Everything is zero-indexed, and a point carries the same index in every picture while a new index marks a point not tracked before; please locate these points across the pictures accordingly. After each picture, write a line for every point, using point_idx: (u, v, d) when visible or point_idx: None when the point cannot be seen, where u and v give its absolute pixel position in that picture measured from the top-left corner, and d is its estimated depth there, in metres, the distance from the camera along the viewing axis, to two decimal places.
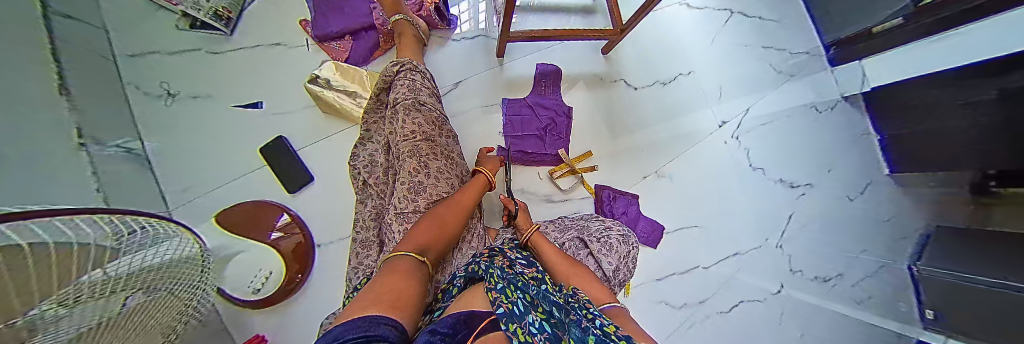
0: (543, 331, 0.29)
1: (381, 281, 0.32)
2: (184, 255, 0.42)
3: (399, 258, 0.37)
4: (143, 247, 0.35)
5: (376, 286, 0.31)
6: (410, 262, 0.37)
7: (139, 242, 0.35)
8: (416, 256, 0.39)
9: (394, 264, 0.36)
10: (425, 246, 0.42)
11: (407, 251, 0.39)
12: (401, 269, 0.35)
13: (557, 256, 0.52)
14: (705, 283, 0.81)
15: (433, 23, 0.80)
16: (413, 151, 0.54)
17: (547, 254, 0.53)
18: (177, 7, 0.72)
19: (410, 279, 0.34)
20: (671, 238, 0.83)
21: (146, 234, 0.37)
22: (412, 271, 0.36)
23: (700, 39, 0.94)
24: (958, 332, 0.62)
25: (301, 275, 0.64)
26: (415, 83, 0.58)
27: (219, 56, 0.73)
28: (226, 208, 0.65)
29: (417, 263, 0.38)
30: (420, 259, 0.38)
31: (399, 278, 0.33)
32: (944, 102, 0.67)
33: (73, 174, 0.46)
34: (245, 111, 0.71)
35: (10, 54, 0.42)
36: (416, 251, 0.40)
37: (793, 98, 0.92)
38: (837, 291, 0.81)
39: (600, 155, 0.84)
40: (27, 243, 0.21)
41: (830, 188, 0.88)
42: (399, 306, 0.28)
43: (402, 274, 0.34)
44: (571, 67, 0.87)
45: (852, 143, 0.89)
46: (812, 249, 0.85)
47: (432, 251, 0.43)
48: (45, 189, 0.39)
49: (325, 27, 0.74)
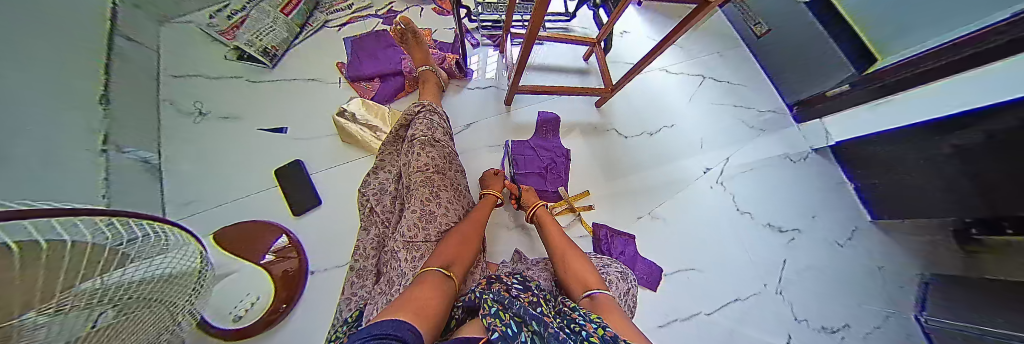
0: None
1: (414, 293, 0.36)
2: (183, 267, 0.41)
3: (429, 273, 0.41)
4: (150, 256, 0.34)
5: (409, 294, 0.35)
6: (437, 277, 0.41)
7: (154, 244, 0.35)
8: (442, 270, 0.42)
9: (423, 278, 0.40)
10: (451, 261, 0.45)
11: (435, 267, 0.43)
12: (431, 286, 0.39)
13: (556, 231, 0.64)
14: (708, 332, 0.78)
15: (452, 74, 0.92)
16: (424, 180, 0.57)
17: (549, 227, 0.66)
18: (231, 41, 0.82)
19: (436, 292, 0.38)
20: (670, 281, 0.82)
21: (157, 237, 0.36)
22: (438, 285, 0.39)
23: (679, 97, 1.07)
24: None
25: (285, 306, 0.60)
26: (433, 122, 0.64)
27: (255, 84, 0.81)
28: (224, 226, 0.65)
29: (444, 279, 0.41)
30: (446, 273, 0.42)
31: (429, 292, 0.37)
32: (911, 156, 0.78)
33: (76, 181, 0.48)
34: (268, 134, 0.76)
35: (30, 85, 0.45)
36: (444, 267, 0.43)
37: (769, 151, 1.02)
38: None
39: (598, 195, 0.88)
40: (18, 244, 0.21)
41: (819, 233, 0.92)
42: (422, 316, 0.32)
43: (429, 287, 0.38)
44: (570, 116, 0.98)
45: (833, 192, 0.97)
46: (813, 298, 0.84)
47: (459, 267, 0.46)
48: (43, 197, 0.40)
49: (357, 69, 0.84)
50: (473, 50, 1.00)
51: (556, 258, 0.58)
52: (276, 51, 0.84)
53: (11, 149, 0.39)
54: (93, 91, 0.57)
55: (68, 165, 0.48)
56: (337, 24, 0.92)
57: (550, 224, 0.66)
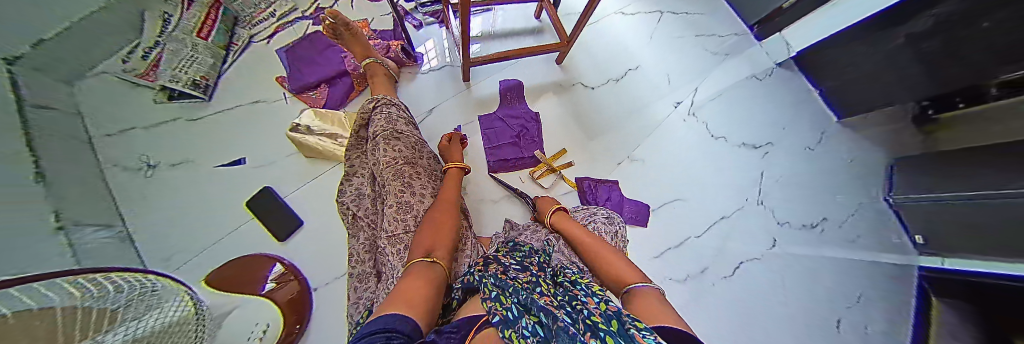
0: (535, 334, 0.29)
1: (403, 286, 0.36)
2: (157, 294, 0.42)
3: (415, 265, 0.41)
4: (102, 294, 0.35)
5: (397, 288, 0.36)
6: (424, 267, 0.41)
7: (86, 285, 0.36)
8: (428, 258, 0.43)
9: (411, 269, 0.40)
10: (435, 249, 0.46)
11: (420, 258, 0.43)
12: (419, 275, 0.39)
13: (577, 229, 0.58)
14: (699, 253, 0.83)
15: (401, 61, 0.88)
16: (395, 173, 0.56)
17: (569, 227, 0.60)
18: (154, 83, 0.73)
19: (425, 280, 0.38)
20: (657, 215, 0.87)
21: (80, 282, 0.36)
22: (427, 273, 0.40)
23: (639, 37, 1.08)
24: (947, 250, 0.68)
25: (300, 325, 0.61)
26: (392, 115, 0.62)
27: (197, 122, 0.76)
28: (216, 267, 0.62)
29: (431, 266, 0.42)
30: (432, 260, 0.43)
31: (418, 281, 0.38)
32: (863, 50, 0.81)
33: None
34: (227, 169, 0.73)
35: None
36: (427, 255, 0.44)
37: (736, 73, 1.06)
38: (827, 235, 0.83)
39: (575, 150, 0.90)
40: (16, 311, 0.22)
41: (791, 142, 0.96)
42: (412, 305, 0.33)
43: (417, 276, 0.39)
44: (531, 81, 0.96)
45: (799, 101, 1.01)
46: (795, 200, 0.89)
47: (444, 253, 0.47)
48: None
49: (299, 80, 0.83)
50: (417, 31, 0.95)
51: (586, 259, 0.52)
52: (207, 81, 0.80)
53: None
54: None
55: None
56: (264, 36, 0.90)
57: (569, 221, 0.62)
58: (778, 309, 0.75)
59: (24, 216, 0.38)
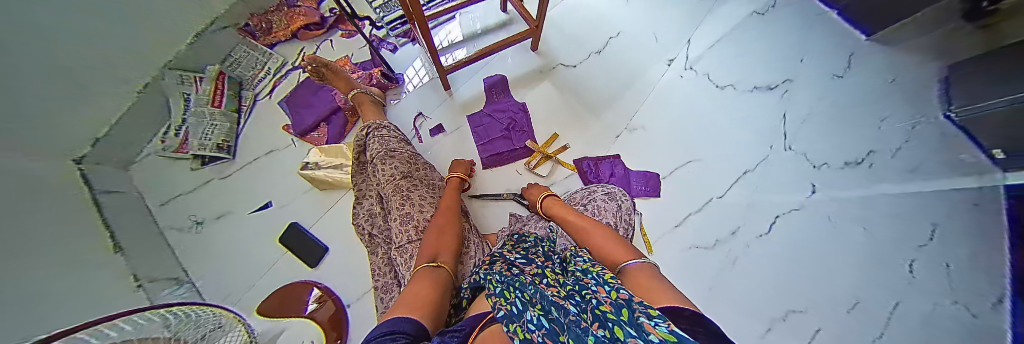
0: (539, 327, 0.28)
1: (409, 291, 0.39)
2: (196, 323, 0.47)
3: (420, 271, 0.44)
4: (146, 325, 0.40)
5: (403, 294, 0.38)
6: (429, 271, 0.43)
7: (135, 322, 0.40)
8: (433, 263, 0.45)
9: (417, 275, 0.42)
10: (437, 254, 0.48)
11: (425, 263, 0.45)
12: (423, 281, 0.41)
13: (572, 214, 0.59)
14: (726, 213, 0.78)
15: (385, 86, 0.93)
16: (396, 189, 0.60)
17: (564, 213, 0.60)
18: (189, 153, 0.84)
19: (429, 284, 0.40)
20: (671, 182, 0.83)
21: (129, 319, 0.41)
22: (431, 278, 0.42)
23: (616, 4, 1.06)
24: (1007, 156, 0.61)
25: (341, 340, 0.65)
26: (384, 137, 0.67)
27: (226, 179, 0.85)
28: (266, 297, 0.70)
29: (435, 270, 0.44)
30: (436, 264, 0.45)
31: (423, 285, 0.40)
32: None
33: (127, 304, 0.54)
34: (259, 214, 0.81)
35: None
36: (432, 260, 0.46)
37: (733, 14, 1.01)
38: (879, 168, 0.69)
39: (569, 133, 0.89)
40: None
41: (812, 73, 0.89)
42: (418, 309, 0.35)
43: (422, 282, 0.41)
44: (513, 71, 0.97)
45: (813, 27, 0.95)
46: (820, 137, 0.80)
47: (446, 255, 0.49)
48: None
49: (301, 123, 0.90)
50: (394, 54, 0.99)
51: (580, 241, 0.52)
52: (229, 143, 0.88)
53: None
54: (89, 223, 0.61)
55: None
56: (266, 94, 0.97)
57: (561, 207, 0.63)
58: (831, 263, 0.63)
59: (85, 280, 0.45)
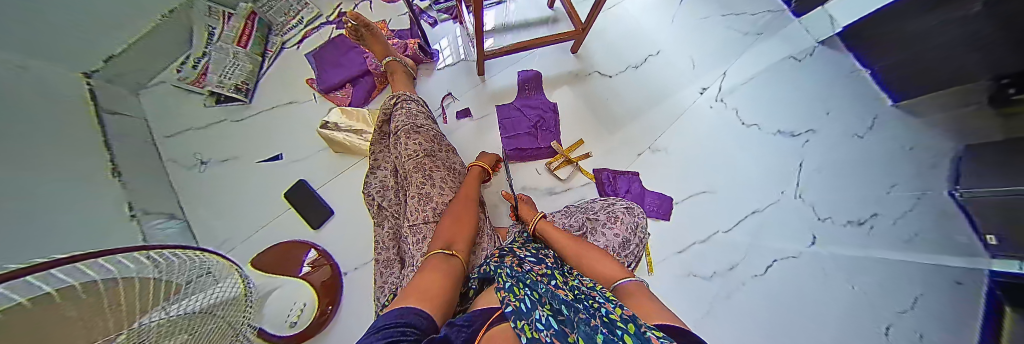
0: (549, 327, 0.29)
1: (420, 278, 0.38)
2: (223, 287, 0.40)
3: (433, 258, 0.43)
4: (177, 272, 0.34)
5: (414, 281, 0.37)
6: (442, 260, 0.43)
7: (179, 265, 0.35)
8: (447, 251, 0.44)
9: (429, 262, 0.42)
10: (452, 242, 0.47)
11: (439, 249, 0.45)
12: (436, 269, 0.41)
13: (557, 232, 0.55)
14: (730, 248, 0.79)
15: (419, 59, 0.91)
16: (416, 167, 0.59)
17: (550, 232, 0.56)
18: (204, 88, 0.82)
19: (442, 274, 0.40)
20: (682, 208, 0.83)
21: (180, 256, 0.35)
22: (444, 268, 0.41)
23: (660, 22, 1.04)
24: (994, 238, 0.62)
25: (331, 306, 0.66)
26: (410, 110, 0.65)
27: (240, 123, 0.82)
28: (259, 252, 0.70)
29: (449, 260, 0.43)
30: (450, 253, 0.44)
31: (434, 275, 0.39)
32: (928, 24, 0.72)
33: (132, 236, 0.53)
34: (267, 164, 0.79)
35: (66, 160, 0.49)
36: (446, 248, 0.45)
37: (770, 57, 0.99)
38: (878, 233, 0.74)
39: (592, 141, 0.88)
40: (80, 282, 0.22)
41: (834, 127, 0.89)
42: (427, 300, 0.34)
43: (434, 271, 0.40)
44: (548, 70, 0.95)
45: (845, 83, 0.94)
46: (833, 192, 0.81)
47: (460, 245, 0.48)
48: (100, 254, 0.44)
49: (327, 80, 0.87)
50: (433, 29, 0.97)
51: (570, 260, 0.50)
52: (247, 85, 0.85)
53: (62, 215, 0.42)
54: (94, 141, 0.58)
55: (119, 226, 0.52)
56: (294, 43, 0.93)
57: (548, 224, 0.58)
58: (816, 309, 0.71)
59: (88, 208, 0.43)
